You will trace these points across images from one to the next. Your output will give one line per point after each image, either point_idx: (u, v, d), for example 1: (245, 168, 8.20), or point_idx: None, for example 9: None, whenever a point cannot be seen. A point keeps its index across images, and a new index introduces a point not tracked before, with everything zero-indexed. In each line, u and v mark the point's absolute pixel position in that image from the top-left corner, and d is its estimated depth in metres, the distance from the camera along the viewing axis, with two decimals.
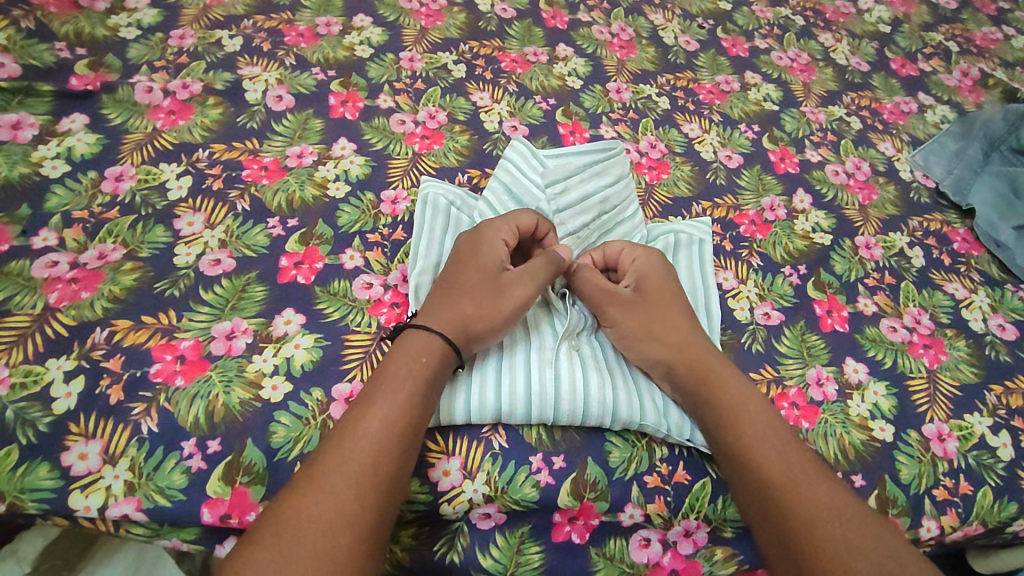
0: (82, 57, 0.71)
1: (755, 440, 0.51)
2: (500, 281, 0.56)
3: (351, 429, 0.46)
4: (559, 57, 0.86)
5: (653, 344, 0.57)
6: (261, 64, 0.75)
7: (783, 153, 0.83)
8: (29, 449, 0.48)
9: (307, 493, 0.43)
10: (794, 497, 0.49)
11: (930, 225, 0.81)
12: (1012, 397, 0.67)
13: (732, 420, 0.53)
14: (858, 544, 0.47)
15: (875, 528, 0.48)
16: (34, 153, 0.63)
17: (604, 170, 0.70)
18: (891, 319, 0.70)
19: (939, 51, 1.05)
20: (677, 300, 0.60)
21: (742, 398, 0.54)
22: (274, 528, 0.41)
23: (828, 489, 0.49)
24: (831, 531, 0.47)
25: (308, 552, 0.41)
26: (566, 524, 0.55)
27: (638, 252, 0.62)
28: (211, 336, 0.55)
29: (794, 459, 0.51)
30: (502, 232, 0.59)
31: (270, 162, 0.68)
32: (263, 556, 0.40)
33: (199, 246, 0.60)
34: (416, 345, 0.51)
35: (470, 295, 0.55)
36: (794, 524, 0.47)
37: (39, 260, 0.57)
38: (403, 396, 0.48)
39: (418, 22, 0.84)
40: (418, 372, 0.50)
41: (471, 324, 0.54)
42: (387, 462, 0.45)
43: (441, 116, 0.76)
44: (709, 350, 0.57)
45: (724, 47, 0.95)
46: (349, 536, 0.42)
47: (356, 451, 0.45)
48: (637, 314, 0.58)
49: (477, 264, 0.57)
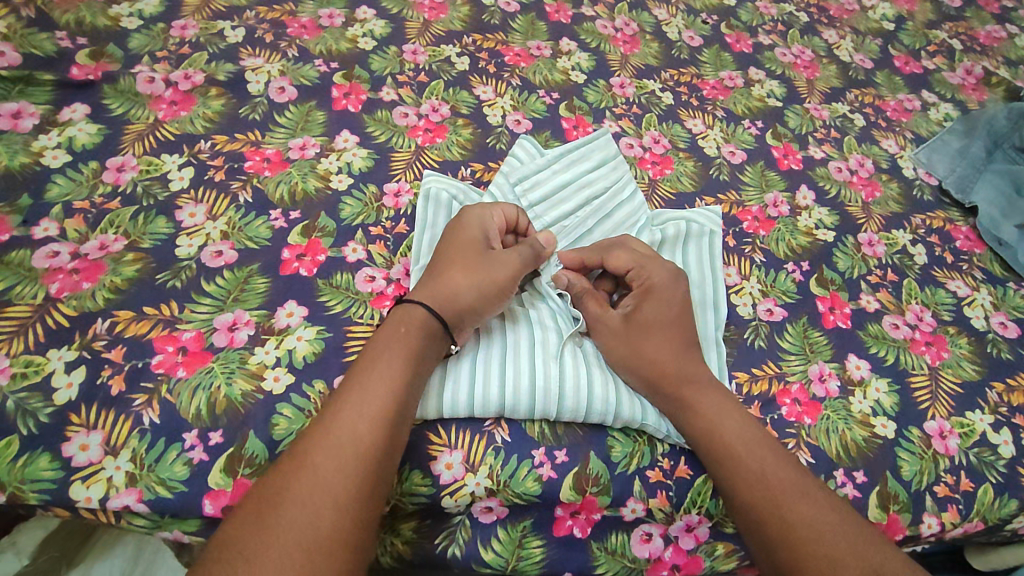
0: (83, 47, 0.71)
1: (732, 457, 0.52)
2: (485, 257, 0.56)
3: (337, 406, 0.46)
4: (562, 51, 0.86)
5: (641, 369, 0.56)
6: (263, 55, 0.75)
7: (786, 150, 0.83)
8: (30, 440, 0.48)
9: (294, 470, 0.43)
10: (771, 511, 0.49)
11: (933, 223, 0.81)
12: (1013, 394, 0.67)
13: (711, 434, 0.53)
14: (835, 555, 0.47)
15: (855, 532, 0.49)
16: (35, 143, 0.63)
17: (584, 155, 0.71)
18: (894, 316, 0.70)
19: (942, 48, 1.05)
20: (674, 322, 0.57)
21: (720, 411, 0.54)
22: (262, 507, 0.41)
23: (808, 499, 0.50)
24: (809, 540, 0.48)
25: (289, 530, 0.40)
26: (567, 518, 0.55)
27: (649, 273, 0.59)
28: (213, 327, 0.55)
29: (772, 470, 0.51)
30: (485, 212, 0.60)
31: (273, 154, 0.67)
32: (245, 535, 0.40)
33: (201, 238, 0.60)
34: (398, 319, 0.52)
35: (454, 269, 0.55)
36: (769, 535, 0.49)
37: (39, 250, 0.56)
38: (385, 371, 0.48)
39: (422, 15, 0.84)
40: (400, 345, 0.50)
41: (458, 298, 0.54)
42: (372, 435, 0.45)
43: (444, 109, 0.75)
44: (698, 375, 0.56)
45: (728, 43, 0.95)
46: (336, 511, 0.42)
47: (340, 428, 0.45)
48: (626, 342, 0.57)
49: (460, 242, 0.58)
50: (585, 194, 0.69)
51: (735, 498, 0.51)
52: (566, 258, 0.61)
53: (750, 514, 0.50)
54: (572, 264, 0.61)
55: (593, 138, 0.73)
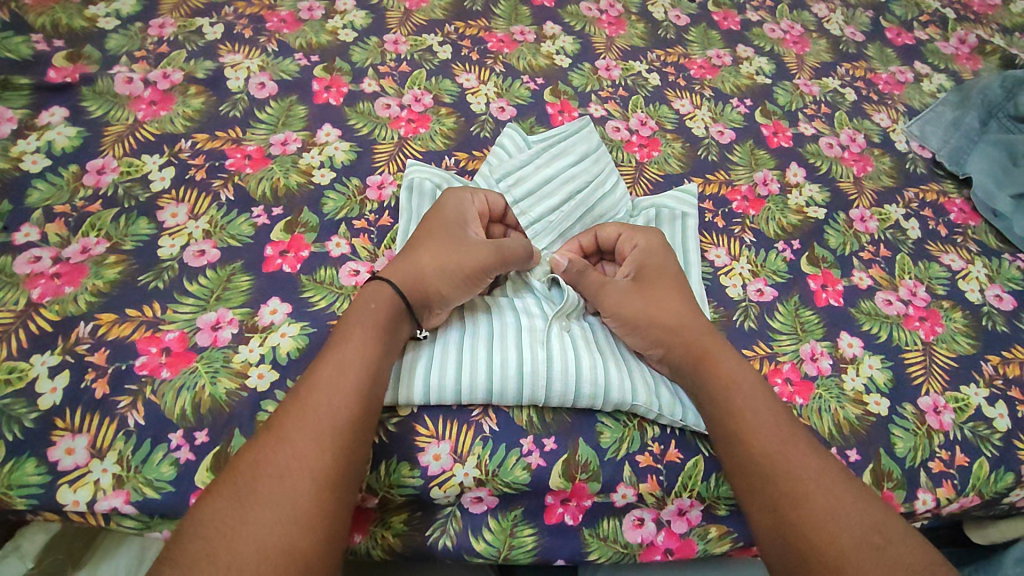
0: (61, 49, 0.70)
1: (745, 412, 0.52)
2: (457, 238, 0.57)
3: (310, 380, 0.47)
4: (546, 36, 0.84)
5: (657, 326, 0.56)
6: (242, 51, 0.74)
7: (776, 128, 0.82)
8: (16, 445, 0.48)
9: (268, 444, 0.43)
10: (780, 469, 0.49)
11: (926, 196, 0.80)
12: (1009, 367, 0.66)
13: (726, 394, 0.53)
14: (842, 515, 0.46)
15: (856, 493, 0.48)
16: (14, 148, 0.62)
17: (566, 149, 0.69)
18: (886, 292, 0.69)
19: (935, 18, 1.03)
20: (676, 284, 0.60)
21: (735, 374, 0.54)
22: (238, 480, 0.42)
23: (816, 463, 0.49)
24: (817, 501, 0.47)
25: (266, 501, 0.41)
26: (558, 506, 0.55)
27: (638, 237, 0.62)
28: (197, 327, 0.55)
29: (783, 433, 0.51)
30: (465, 196, 0.60)
31: (254, 150, 0.67)
32: (222, 508, 0.40)
33: (183, 237, 0.60)
34: (368, 298, 0.52)
35: (424, 252, 0.55)
36: (778, 496, 0.48)
37: (21, 256, 0.56)
38: (358, 346, 0.49)
39: (402, 4, 0.83)
40: (369, 321, 0.50)
41: (424, 280, 0.54)
42: (347, 407, 0.46)
43: (427, 99, 0.75)
44: (707, 332, 0.56)
45: (715, 21, 0.93)
46: (315, 485, 0.42)
47: (312, 401, 0.45)
48: (639, 298, 0.57)
49: (434, 224, 0.58)
50: (570, 188, 0.67)
51: (743, 453, 0.50)
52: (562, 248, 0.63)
53: (758, 469, 0.49)
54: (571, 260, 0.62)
55: (574, 129, 0.71)
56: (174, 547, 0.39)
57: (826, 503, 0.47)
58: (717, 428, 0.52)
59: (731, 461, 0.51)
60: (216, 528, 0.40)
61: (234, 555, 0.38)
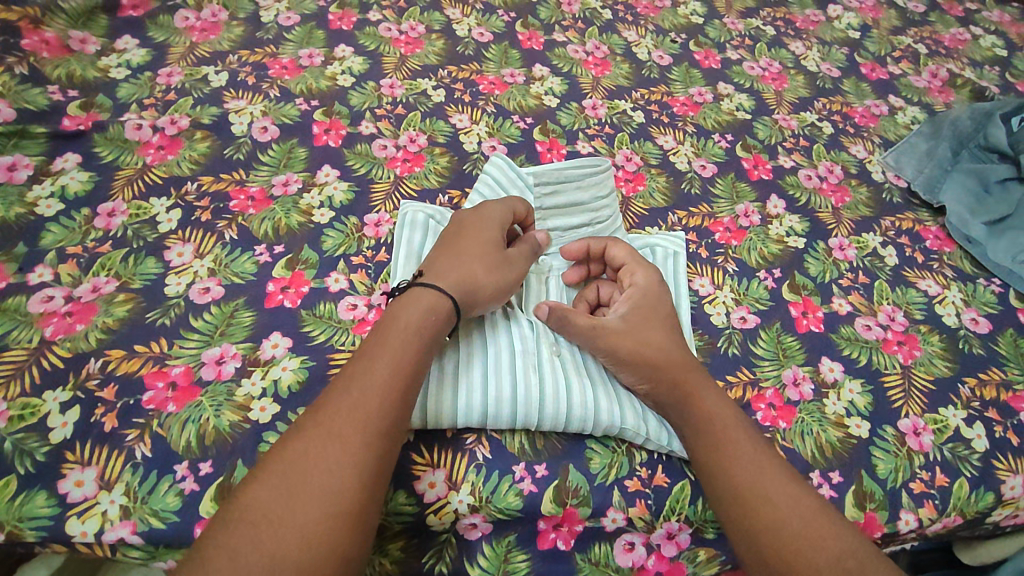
0: (75, 99, 0.74)
1: (726, 440, 0.54)
2: (502, 254, 0.60)
3: (363, 379, 0.48)
4: (535, 78, 0.89)
5: (647, 364, 0.57)
6: (246, 97, 0.78)
7: (756, 161, 0.86)
8: (28, 479, 0.50)
9: (320, 437, 0.45)
10: (760, 495, 0.51)
11: (902, 224, 0.83)
12: (985, 388, 0.69)
13: (706, 429, 0.54)
14: (819, 538, 0.49)
15: (831, 516, 0.51)
16: (29, 193, 0.66)
17: (588, 182, 0.72)
18: (866, 318, 0.72)
19: (907, 54, 1.08)
20: (666, 319, 0.61)
21: (715, 405, 0.56)
22: (287, 470, 0.43)
23: (792, 488, 0.51)
24: (796, 527, 0.49)
25: (315, 493, 0.43)
26: (551, 531, 0.56)
27: (639, 274, 0.63)
28: (202, 361, 0.57)
29: (762, 460, 0.53)
30: (504, 211, 0.63)
31: (257, 192, 0.70)
32: (269, 499, 0.42)
33: (189, 276, 0.63)
34: (431, 304, 0.54)
35: (477, 262, 0.58)
36: (757, 522, 0.50)
37: (34, 296, 0.59)
38: (412, 355, 0.51)
39: (398, 50, 0.87)
40: (428, 332, 0.53)
41: (476, 295, 0.56)
42: (397, 413, 0.48)
43: (422, 139, 0.78)
44: (690, 366, 0.58)
45: (697, 60, 0.98)
46: (359, 478, 0.44)
47: (364, 401, 0.47)
48: (632, 336, 0.58)
49: (481, 234, 0.60)
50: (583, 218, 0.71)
51: (726, 480, 0.52)
52: (567, 249, 0.65)
53: (741, 497, 0.51)
54: (573, 281, 0.65)
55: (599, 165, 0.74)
56: (220, 534, 0.40)
57: (802, 527, 0.49)
58: (700, 455, 0.54)
59: (713, 487, 0.52)
60: (264, 516, 0.41)
61: (281, 543, 0.40)
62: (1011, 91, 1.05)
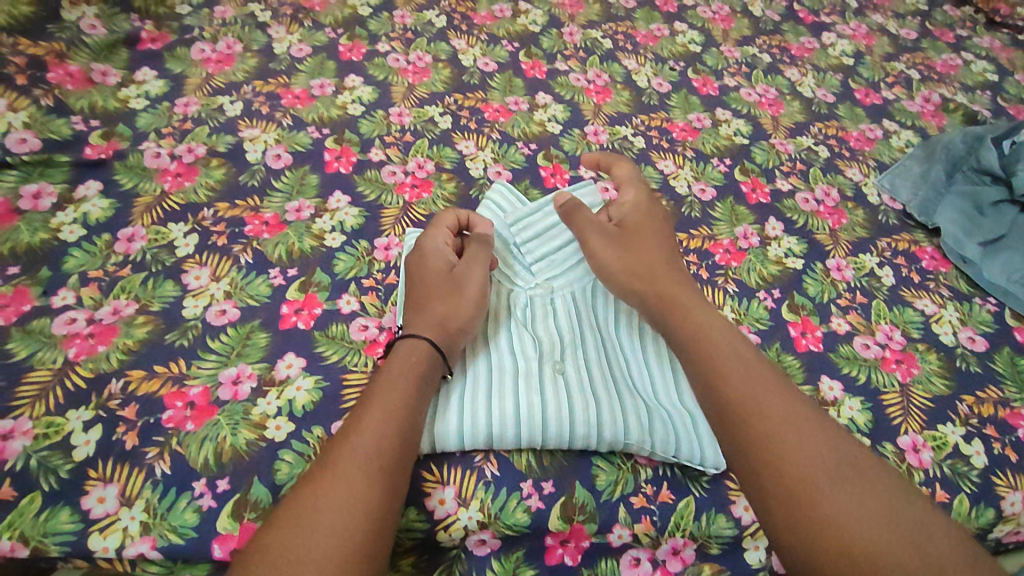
0: (96, 128, 0.77)
1: (720, 361, 0.53)
2: (455, 277, 0.62)
3: (357, 424, 0.50)
4: (538, 105, 0.92)
5: (634, 274, 0.62)
6: (260, 126, 0.81)
7: (754, 184, 0.88)
8: (52, 496, 0.51)
9: (324, 480, 0.46)
10: (755, 416, 0.49)
11: (898, 245, 0.85)
12: (983, 406, 0.70)
13: (702, 345, 0.55)
14: (821, 460, 0.46)
15: (834, 439, 0.48)
16: (53, 219, 0.68)
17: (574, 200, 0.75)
18: (864, 337, 0.74)
19: (901, 79, 1.11)
20: (661, 245, 0.65)
21: (708, 326, 0.57)
22: (295, 516, 0.44)
23: (790, 405, 0.50)
24: (794, 449, 0.47)
25: (324, 532, 0.43)
26: (558, 547, 0.57)
27: (645, 209, 0.68)
28: (219, 381, 0.59)
29: (759, 384, 0.51)
30: (436, 237, 0.65)
31: (271, 217, 0.73)
32: (283, 545, 0.42)
33: (206, 298, 0.65)
34: (405, 351, 0.56)
35: (434, 299, 0.60)
36: (751, 438, 0.48)
37: (58, 318, 0.61)
38: (398, 393, 0.52)
39: (406, 79, 0.91)
40: (411, 370, 0.54)
41: (448, 325, 0.58)
42: (394, 450, 0.49)
43: (429, 165, 0.81)
44: (681, 287, 0.61)
45: (695, 87, 1.01)
46: (366, 514, 0.45)
47: (360, 441, 0.48)
48: (621, 246, 0.64)
49: (428, 272, 0.62)
50: None
51: (720, 401, 0.51)
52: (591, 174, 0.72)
53: (733, 414, 0.50)
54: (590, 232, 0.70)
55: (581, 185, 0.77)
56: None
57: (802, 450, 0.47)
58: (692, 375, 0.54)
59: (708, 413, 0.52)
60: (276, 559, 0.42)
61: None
62: (1002, 114, 1.08)
